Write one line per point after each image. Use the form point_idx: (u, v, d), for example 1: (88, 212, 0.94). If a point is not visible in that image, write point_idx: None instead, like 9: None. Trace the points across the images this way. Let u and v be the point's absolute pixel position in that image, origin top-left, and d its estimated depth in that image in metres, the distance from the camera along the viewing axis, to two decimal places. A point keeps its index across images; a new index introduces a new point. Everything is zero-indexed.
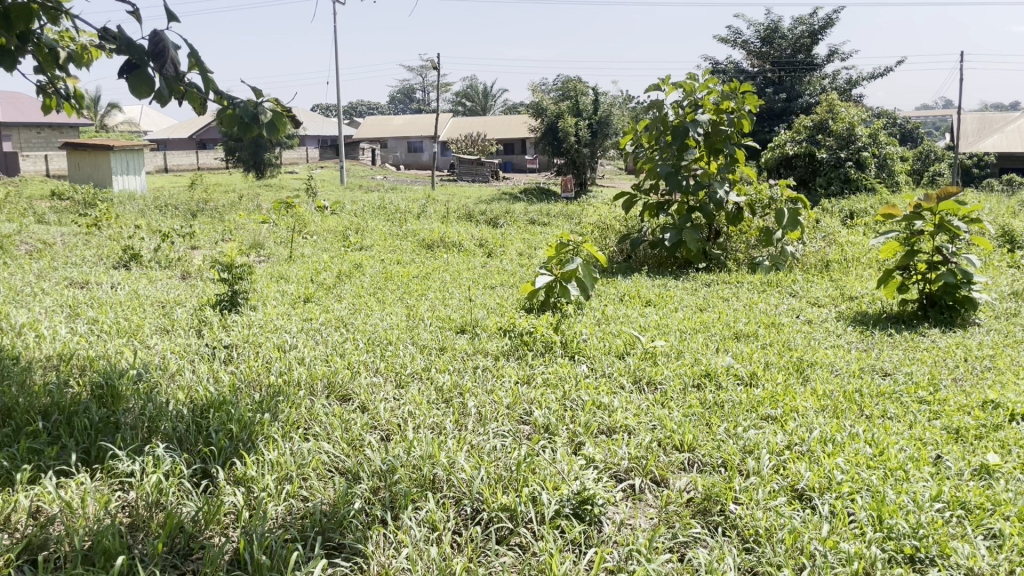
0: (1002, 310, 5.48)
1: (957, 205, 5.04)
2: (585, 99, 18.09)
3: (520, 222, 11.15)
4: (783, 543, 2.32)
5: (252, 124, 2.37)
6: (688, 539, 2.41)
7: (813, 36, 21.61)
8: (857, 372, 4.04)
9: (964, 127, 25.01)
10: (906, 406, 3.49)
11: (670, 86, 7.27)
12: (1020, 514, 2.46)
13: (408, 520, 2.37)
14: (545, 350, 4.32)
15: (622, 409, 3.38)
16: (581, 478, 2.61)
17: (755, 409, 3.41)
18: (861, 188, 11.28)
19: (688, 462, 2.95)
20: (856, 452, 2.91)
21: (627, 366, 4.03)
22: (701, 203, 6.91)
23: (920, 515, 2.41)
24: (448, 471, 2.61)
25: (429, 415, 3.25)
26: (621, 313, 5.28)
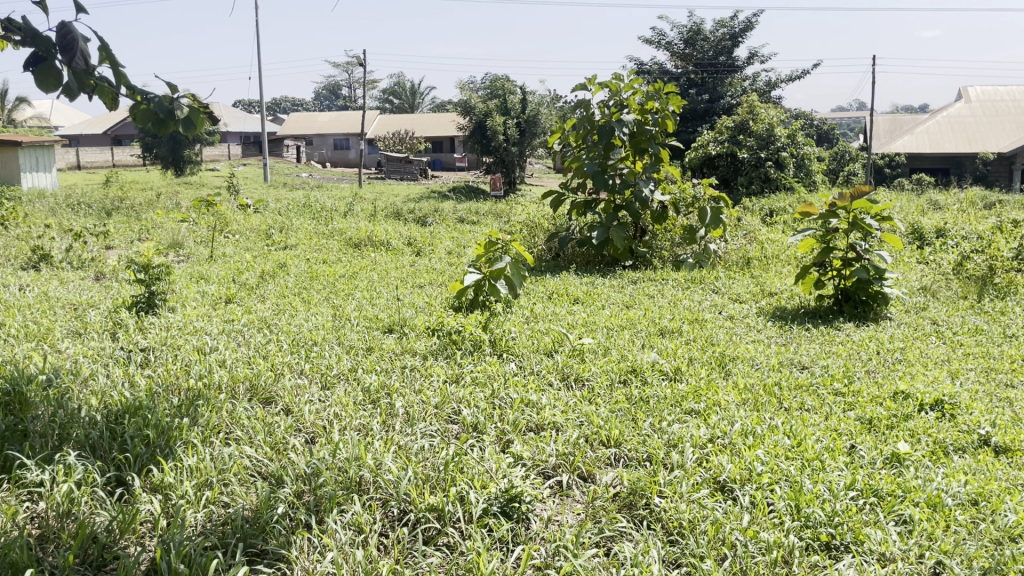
0: (912, 304, 5.72)
1: (869, 204, 5.25)
2: (513, 98, 18.15)
3: (447, 221, 11.10)
4: (706, 534, 2.36)
5: (168, 120, 2.26)
6: (614, 533, 2.43)
7: (734, 39, 22.21)
8: (777, 366, 4.15)
9: (876, 128, 26.01)
10: (822, 399, 3.60)
11: (596, 86, 7.34)
12: (928, 499, 2.55)
13: (334, 524, 2.32)
14: (474, 348, 4.30)
15: (550, 406, 3.39)
16: (510, 477, 2.60)
17: (679, 404, 3.47)
18: (780, 188, 11.62)
19: (615, 457, 2.97)
20: (775, 444, 2.99)
21: (556, 364, 4.05)
22: (627, 202, 7.02)
23: (836, 503, 2.49)
24: (375, 472, 2.56)
25: (356, 415, 3.20)
26: (549, 310, 5.29)
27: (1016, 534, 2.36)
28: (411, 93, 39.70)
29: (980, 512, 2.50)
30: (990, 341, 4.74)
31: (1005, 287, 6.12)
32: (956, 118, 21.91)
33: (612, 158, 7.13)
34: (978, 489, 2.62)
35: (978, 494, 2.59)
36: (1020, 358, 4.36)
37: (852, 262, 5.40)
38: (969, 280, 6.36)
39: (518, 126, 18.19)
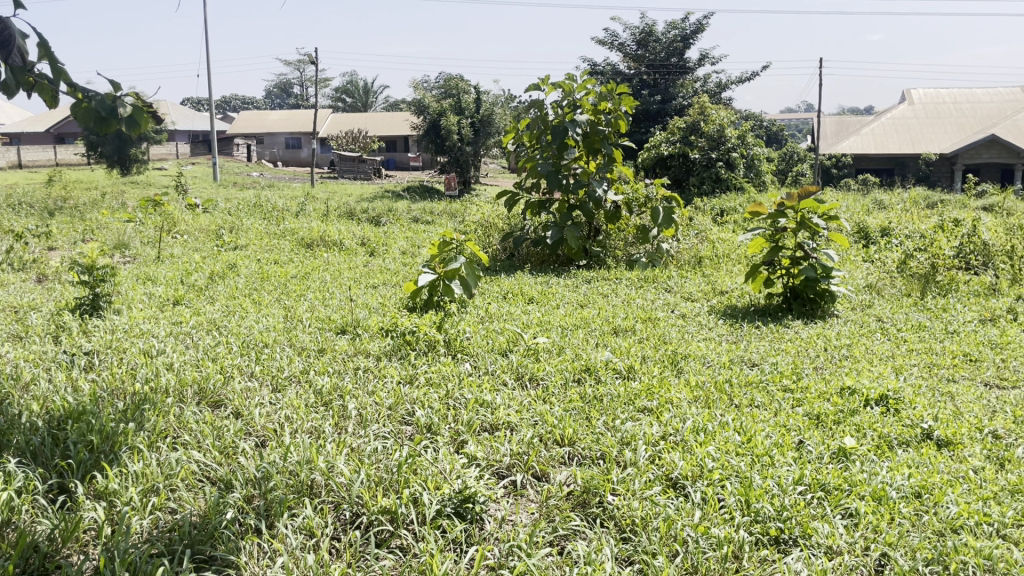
0: (858, 302, 5.84)
1: (816, 204, 5.36)
2: (467, 98, 18.12)
3: (401, 221, 11.02)
4: (658, 531, 2.38)
5: (110, 118, 2.19)
6: (567, 532, 2.43)
7: (685, 41, 22.47)
8: (728, 363, 4.20)
9: (823, 130, 26.56)
10: (771, 395, 3.66)
11: (549, 86, 7.36)
12: (873, 493, 2.61)
13: (284, 528, 2.28)
14: (429, 349, 4.27)
15: (505, 406, 3.38)
16: (464, 477, 2.58)
17: (632, 402, 3.49)
18: (731, 188, 11.78)
19: (569, 456, 2.98)
20: (726, 440, 3.02)
21: (510, 363, 4.05)
22: (581, 202, 7.06)
23: (785, 497, 2.53)
24: (327, 475, 2.52)
25: (308, 417, 3.15)
26: (504, 310, 5.29)
27: (957, 525, 2.42)
28: (364, 92, 39.34)
29: (923, 505, 2.55)
30: (933, 337, 4.87)
31: (946, 284, 6.30)
32: (900, 120, 22.46)
33: (565, 158, 7.15)
34: (921, 482, 2.67)
35: (921, 486, 2.65)
36: (961, 354, 4.49)
37: (800, 261, 5.50)
38: (912, 278, 6.53)
39: (473, 125, 18.16)
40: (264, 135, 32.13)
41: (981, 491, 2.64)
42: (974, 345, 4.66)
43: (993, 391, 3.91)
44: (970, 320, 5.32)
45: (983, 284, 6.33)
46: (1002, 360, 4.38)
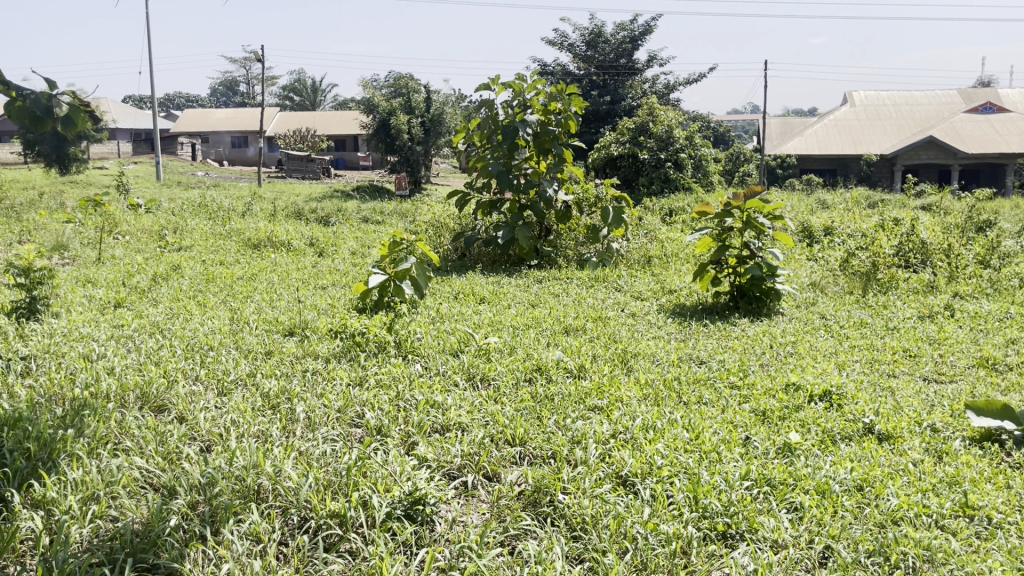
0: (802, 300, 5.96)
1: (762, 204, 5.45)
2: (417, 97, 18.02)
3: (351, 221, 10.90)
4: (608, 528, 2.38)
5: (46, 118, 1.93)
6: (518, 532, 2.42)
7: (633, 42, 22.66)
8: (677, 361, 4.24)
9: (768, 130, 27.07)
10: (718, 392, 3.70)
11: (500, 86, 7.36)
12: (818, 486, 2.65)
13: (230, 534, 2.22)
14: (379, 350, 4.23)
15: (456, 407, 3.35)
16: (414, 478, 2.55)
17: (583, 401, 3.50)
18: (679, 188, 11.93)
19: (520, 456, 2.97)
20: (675, 437, 3.04)
21: (461, 363, 4.02)
22: (531, 202, 7.07)
23: (732, 493, 2.56)
24: (274, 479, 2.46)
25: (255, 421, 3.09)
26: (455, 310, 5.26)
27: (898, 517, 2.47)
28: (312, 91, 38.85)
29: (865, 497, 2.61)
30: (874, 334, 4.99)
31: (886, 282, 6.46)
32: (842, 121, 23.00)
33: (516, 158, 7.15)
34: (863, 475, 2.73)
35: (863, 479, 2.71)
36: (901, 349, 4.61)
37: (746, 259, 5.58)
38: (854, 276, 6.68)
39: (423, 125, 18.06)
40: (209, 134, 31.52)
41: (921, 483, 2.70)
42: (913, 340, 4.79)
43: (931, 385, 4.02)
44: (909, 316, 5.47)
45: (922, 281, 6.51)
46: (939, 355, 4.51)
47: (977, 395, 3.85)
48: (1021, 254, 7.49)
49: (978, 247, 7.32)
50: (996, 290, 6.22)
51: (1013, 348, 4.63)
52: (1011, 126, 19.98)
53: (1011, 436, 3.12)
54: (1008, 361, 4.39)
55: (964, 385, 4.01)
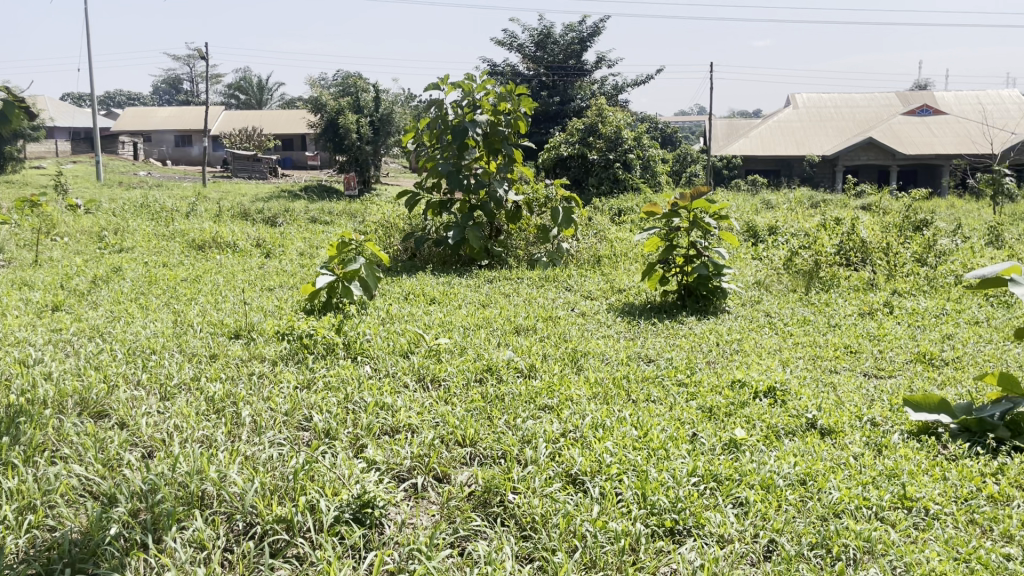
0: (747, 298, 6.06)
1: (707, 204, 5.53)
2: (366, 96, 17.87)
3: (299, 221, 10.76)
4: (557, 527, 2.39)
5: None
6: (468, 532, 2.41)
7: (582, 43, 22.81)
8: (625, 360, 4.28)
9: (715, 131, 27.48)
10: (666, 390, 3.74)
11: (449, 86, 7.34)
12: (762, 481, 2.70)
13: (172, 542, 2.16)
14: (327, 352, 4.18)
15: (405, 409, 3.33)
16: (363, 481, 2.51)
17: (533, 400, 3.51)
18: (629, 189, 12.05)
19: (470, 457, 2.96)
20: (623, 435, 3.07)
21: (411, 365, 3.99)
22: (482, 202, 7.06)
23: (679, 489, 2.59)
24: (219, 484, 2.39)
25: (199, 426, 3.02)
26: (405, 311, 5.22)
27: (839, 510, 2.53)
28: (259, 89, 38.25)
29: (808, 491, 2.66)
30: (816, 331, 5.10)
31: (828, 280, 6.61)
32: (786, 122, 23.47)
33: (465, 158, 7.13)
34: (806, 469, 2.78)
35: (806, 474, 2.76)
36: (842, 346, 4.72)
37: (693, 259, 5.66)
38: (798, 274, 6.82)
39: (372, 125, 17.91)
40: (152, 133, 30.81)
41: (861, 476, 2.76)
42: (853, 337, 4.91)
43: (871, 380, 4.13)
44: (851, 313, 5.61)
45: (862, 279, 6.67)
46: (879, 351, 4.63)
47: (915, 390, 3.96)
48: (955, 252, 7.74)
49: (915, 245, 7.54)
50: (933, 287, 6.41)
51: (949, 343, 4.78)
52: (946, 128, 20.62)
53: (946, 428, 3.21)
54: (944, 356, 4.53)
55: (902, 379, 4.13)
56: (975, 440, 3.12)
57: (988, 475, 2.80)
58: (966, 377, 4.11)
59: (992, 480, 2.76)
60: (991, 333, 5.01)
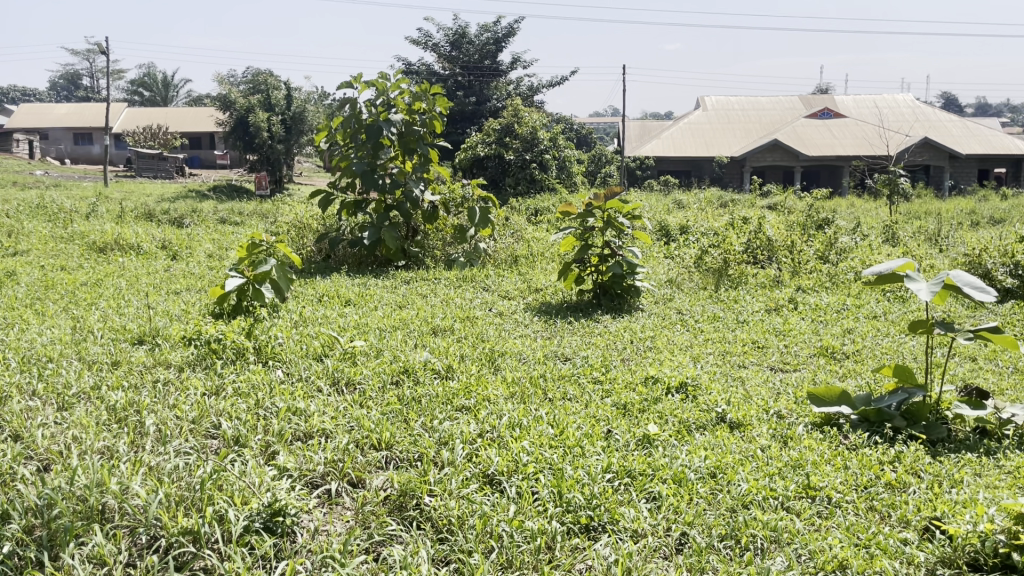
0: (660, 296, 6.16)
1: (620, 204, 5.61)
2: (277, 94, 17.45)
3: (207, 222, 10.41)
4: (473, 528, 2.35)
5: None
6: (383, 537, 2.35)
7: (497, 44, 22.84)
8: (542, 359, 4.28)
9: (628, 132, 27.97)
10: (582, 388, 3.76)
11: (362, 85, 7.21)
12: (675, 475, 2.73)
13: (70, 559, 2.02)
14: (236, 357, 4.03)
15: (319, 413, 3.23)
16: (274, 489, 2.37)
17: (450, 401, 3.46)
18: (545, 189, 12.11)
19: (385, 460, 2.87)
20: (540, 434, 3.06)
21: (325, 368, 3.88)
22: (398, 202, 6.97)
23: (594, 486, 2.59)
24: (120, 498, 2.21)
25: (99, 436, 2.84)
26: (319, 314, 5.09)
27: (748, 501, 2.57)
28: (163, 86, 36.86)
29: (718, 483, 2.70)
30: (726, 326, 5.23)
31: (737, 278, 6.80)
32: (696, 124, 24.05)
33: (380, 158, 7.01)
34: (716, 462, 2.83)
35: (716, 467, 2.80)
36: (750, 341, 4.84)
37: (607, 258, 5.71)
38: (708, 272, 6.99)
39: (284, 123, 17.48)
40: (48, 130, 29.33)
41: (768, 467, 2.82)
42: (761, 332, 5.04)
43: (777, 374, 4.25)
44: (758, 310, 5.76)
45: (768, 276, 6.87)
46: (784, 345, 4.77)
47: (818, 382, 4.09)
48: (854, 249, 8.06)
49: (817, 243, 7.81)
50: (834, 283, 6.66)
51: (849, 337, 4.95)
52: (845, 131, 21.51)
53: (847, 420, 3.32)
54: (845, 350, 4.70)
55: (807, 373, 4.26)
56: (873, 430, 3.23)
57: (885, 463, 2.90)
58: (865, 370, 4.27)
59: (890, 468, 2.86)
60: (888, 327, 5.24)
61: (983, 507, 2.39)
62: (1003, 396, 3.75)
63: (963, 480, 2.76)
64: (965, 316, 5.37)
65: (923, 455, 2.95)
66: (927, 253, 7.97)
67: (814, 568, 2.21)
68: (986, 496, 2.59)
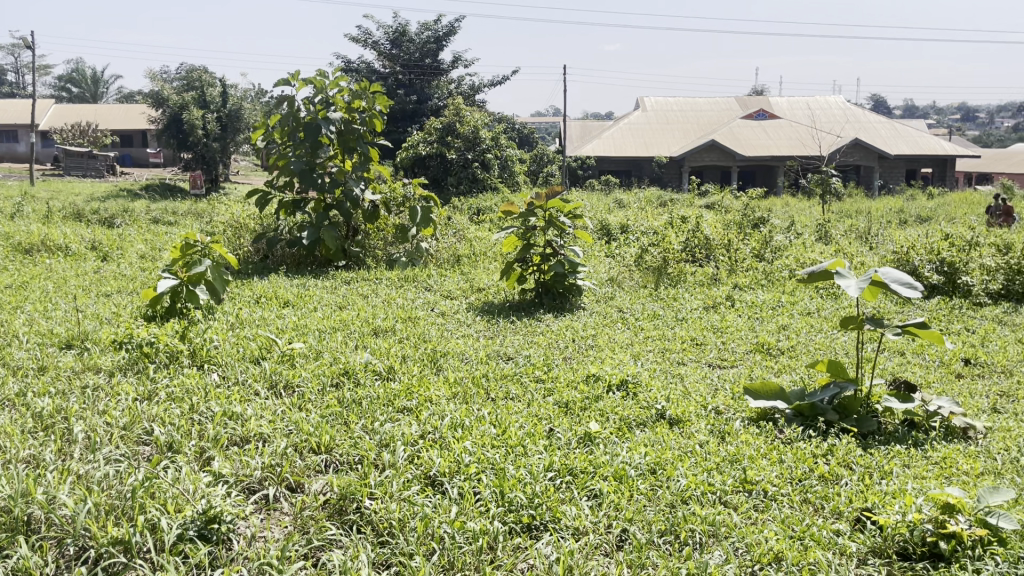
0: (602, 294, 6.19)
1: (561, 204, 5.62)
2: (212, 91, 17.05)
3: (139, 222, 10.09)
4: (415, 531, 2.31)
5: None
6: (322, 542, 2.28)
7: (437, 42, 22.74)
8: (484, 359, 4.25)
9: (569, 132, 28.14)
10: (524, 387, 3.75)
11: (300, 82, 7.08)
12: (616, 472, 2.72)
13: None
14: (170, 361, 3.88)
15: (256, 417, 3.12)
16: (209, 496, 2.26)
17: (391, 403, 3.40)
18: (487, 188, 12.07)
19: (325, 464, 2.80)
20: (482, 434, 3.02)
21: (263, 371, 3.77)
22: (337, 202, 6.85)
23: (536, 485, 2.57)
24: (46, 508, 2.10)
25: (23, 444, 2.70)
26: (256, 316, 4.95)
27: (686, 496, 2.59)
28: (93, 82, 35.73)
29: (658, 479, 2.70)
30: (666, 324, 5.27)
31: (676, 276, 6.87)
32: (635, 125, 24.31)
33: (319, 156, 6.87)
34: (655, 459, 2.84)
35: (656, 463, 2.81)
36: (688, 339, 4.89)
37: (549, 258, 5.71)
38: (648, 270, 7.06)
39: (219, 121, 17.08)
40: None
41: (706, 462, 2.84)
42: (699, 330, 5.10)
43: (715, 370, 4.30)
44: (696, 307, 5.83)
45: (706, 274, 6.97)
46: (722, 342, 4.84)
47: (755, 378, 4.15)
48: (789, 247, 8.23)
49: (752, 242, 7.95)
50: (769, 281, 6.79)
51: (784, 334, 5.04)
52: (780, 131, 22.00)
53: (782, 414, 3.37)
54: (780, 346, 4.78)
55: (743, 369, 4.31)
56: (807, 424, 3.29)
57: (819, 456, 2.95)
58: (799, 365, 4.35)
59: (823, 461, 2.91)
60: (821, 323, 5.36)
61: (911, 497, 2.45)
62: (929, 389, 3.86)
63: (891, 471, 2.83)
64: (894, 311, 5.52)
65: (854, 447, 3.02)
66: (857, 251, 8.18)
67: (750, 560, 2.24)
68: (914, 486, 2.65)
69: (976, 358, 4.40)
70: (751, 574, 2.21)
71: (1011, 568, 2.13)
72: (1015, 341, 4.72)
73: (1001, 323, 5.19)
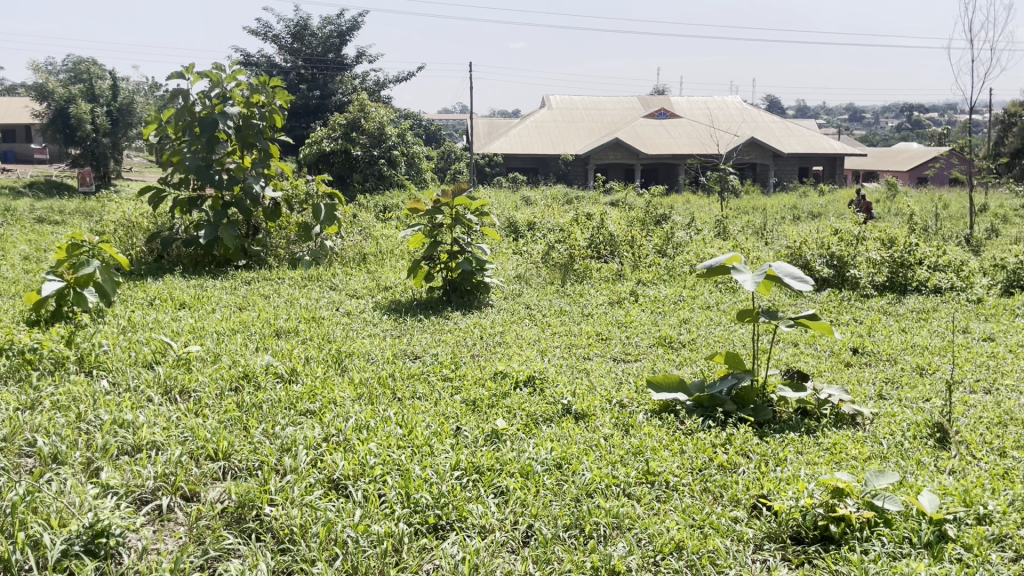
0: (509, 291, 6.17)
1: (468, 201, 5.55)
2: (101, 84, 16.24)
3: (21, 221, 9.47)
4: (317, 536, 2.21)
5: None
6: (218, 553, 2.14)
7: (341, 37, 22.36)
8: (391, 358, 4.16)
9: (475, 129, 28.08)
10: (431, 386, 3.67)
11: (195, 75, 6.77)
12: (523, 468, 2.69)
13: None
14: (55, 367, 3.62)
15: (149, 425, 2.94)
16: (97, 508, 2.09)
17: (292, 406, 3.28)
18: (393, 185, 11.87)
19: (222, 471, 2.65)
20: (387, 435, 2.93)
21: (156, 376, 3.56)
22: (236, 198, 6.59)
23: (442, 485, 2.50)
24: None
25: None
26: (149, 319, 4.69)
27: (592, 489, 2.57)
28: None
29: (564, 474, 2.68)
30: (572, 320, 5.29)
31: (582, 272, 6.91)
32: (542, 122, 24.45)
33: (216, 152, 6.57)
34: (561, 454, 2.81)
35: (562, 458, 2.79)
36: (594, 334, 4.91)
37: (457, 255, 5.65)
38: (555, 267, 7.09)
39: (109, 115, 16.27)
40: None
41: (611, 456, 2.83)
42: (604, 325, 5.13)
43: (620, 365, 4.33)
44: (602, 303, 5.87)
45: (611, 270, 7.03)
46: (626, 337, 4.88)
47: (658, 372, 4.19)
48: (690, 243, 8.41)
49: (655, 238, 8.08)
50: (671, 276, 6.91)
51: (686, 327, 5.14)
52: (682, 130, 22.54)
53: (684, 406, 3.41)
54: (681, 339, 4.86)
55: (647, 363, 4.36)
56: (707, 415, 3.34)
57: (718, 446, 2.99)
58: (699, 358, 4.42)
59: (721, 450, 2.95)
60: (720, 316, 5.48)
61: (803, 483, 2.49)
62: (821, 378, 4.00)
63: (786, 458, 2.89)
64: (789, 304, 5.70)
65: (751, 437, 3.08)
66: (754, 246, 8.42)
67: (653, 551, 2.23)
68: (807, 472, 2.72)
69: (864, 347, 4.58)
70: (653, 564, 2.20)
71: (899, 548, 2.20)
72: (899, 331, 4.94)
73: (887, 313, 5.42)
